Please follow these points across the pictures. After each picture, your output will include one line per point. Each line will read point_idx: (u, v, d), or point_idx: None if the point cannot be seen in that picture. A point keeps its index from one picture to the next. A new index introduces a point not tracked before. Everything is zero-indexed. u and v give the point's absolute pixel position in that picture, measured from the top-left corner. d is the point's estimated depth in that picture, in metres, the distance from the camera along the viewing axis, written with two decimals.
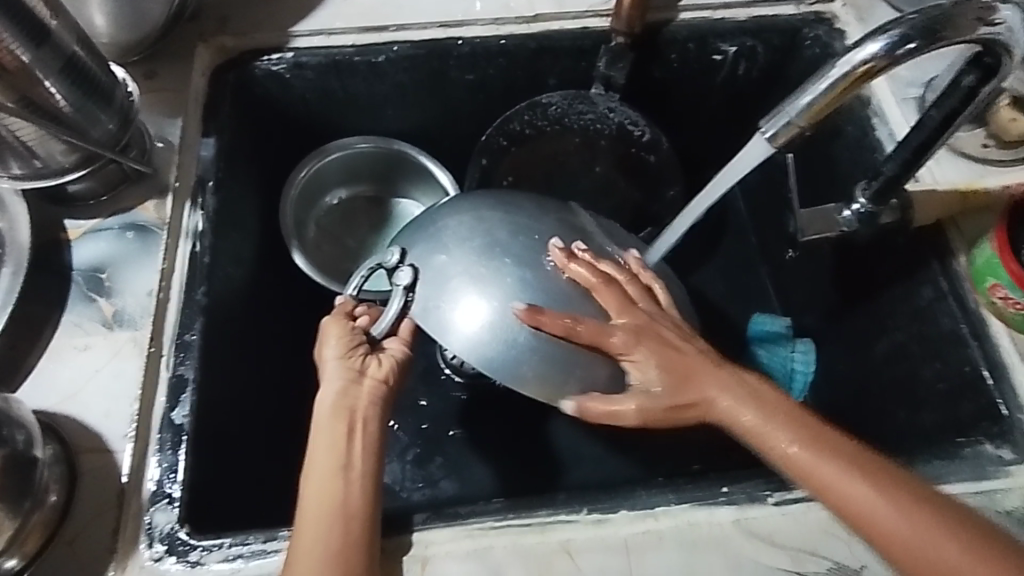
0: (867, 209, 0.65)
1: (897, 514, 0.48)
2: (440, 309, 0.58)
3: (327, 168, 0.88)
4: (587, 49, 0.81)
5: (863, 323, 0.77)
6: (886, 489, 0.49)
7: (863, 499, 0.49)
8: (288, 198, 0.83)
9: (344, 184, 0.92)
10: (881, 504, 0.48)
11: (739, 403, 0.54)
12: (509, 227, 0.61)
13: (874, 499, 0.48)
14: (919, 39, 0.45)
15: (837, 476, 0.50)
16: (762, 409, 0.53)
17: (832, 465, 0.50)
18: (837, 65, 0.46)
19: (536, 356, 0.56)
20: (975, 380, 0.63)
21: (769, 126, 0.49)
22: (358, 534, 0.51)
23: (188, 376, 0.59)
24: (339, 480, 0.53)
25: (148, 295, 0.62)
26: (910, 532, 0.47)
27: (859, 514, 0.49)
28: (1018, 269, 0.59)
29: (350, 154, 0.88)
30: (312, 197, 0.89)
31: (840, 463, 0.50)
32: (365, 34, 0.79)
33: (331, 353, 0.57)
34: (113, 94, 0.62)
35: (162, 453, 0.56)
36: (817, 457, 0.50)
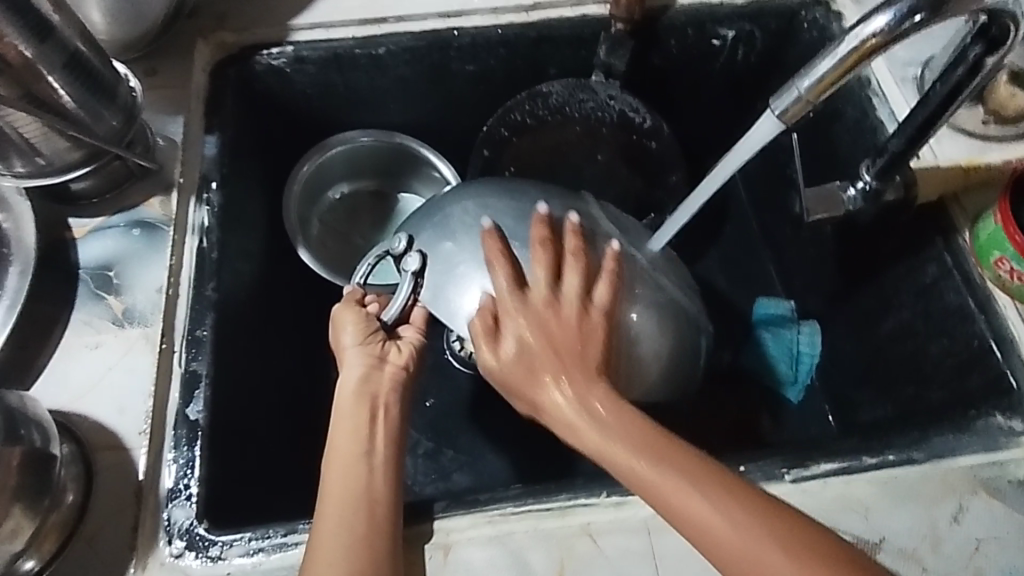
0: (872, 186, 0.65)
1: (736, 531, 0.46)
2: (449, 292, 0.58)
3: (329, 164, 0.88)
4: (587, 37, 0.82)
5: (867, 302, 0.78)
6: (721, 506, 0.47)
7: (699, 513, 0.47)
8: (292, 196, 0.82)
9: (347, 179, 0.91)
10: (717, 524, 0.46)
11: (585, 401, 0.52)
12: (517, 211, 0.61)
13: (716, 528, 0.46)
14: (927, 10, 0.44)
15: (679, 498, 0.47)
16: (608, 414, 0.51)
17: (677, 488, 0.48)
18: (844, 40, 0.46)
19: None
20: (983, 353, 0.64)
21: (778, 102, 0.50)
22: (381, 518, 0.51)
23: (201, 371, 0.59)
24: (361, 466, 0.53)
25: (158, 291, 0.62)
26: (739, 548, 0.45)
27: (691, 528, 0.47)
28: (1023, 239, 0.60)
29: (353, 148, 0.88)
30: (315, 192, 0.88)
31: (690, 484, 0.47)
32: (365, 26, 0.79)
33: (346, 339, 0.59)
34: (116, 89, 0.62)
35: (178, 449, 0.56)
36: (665, 475, 0.48)
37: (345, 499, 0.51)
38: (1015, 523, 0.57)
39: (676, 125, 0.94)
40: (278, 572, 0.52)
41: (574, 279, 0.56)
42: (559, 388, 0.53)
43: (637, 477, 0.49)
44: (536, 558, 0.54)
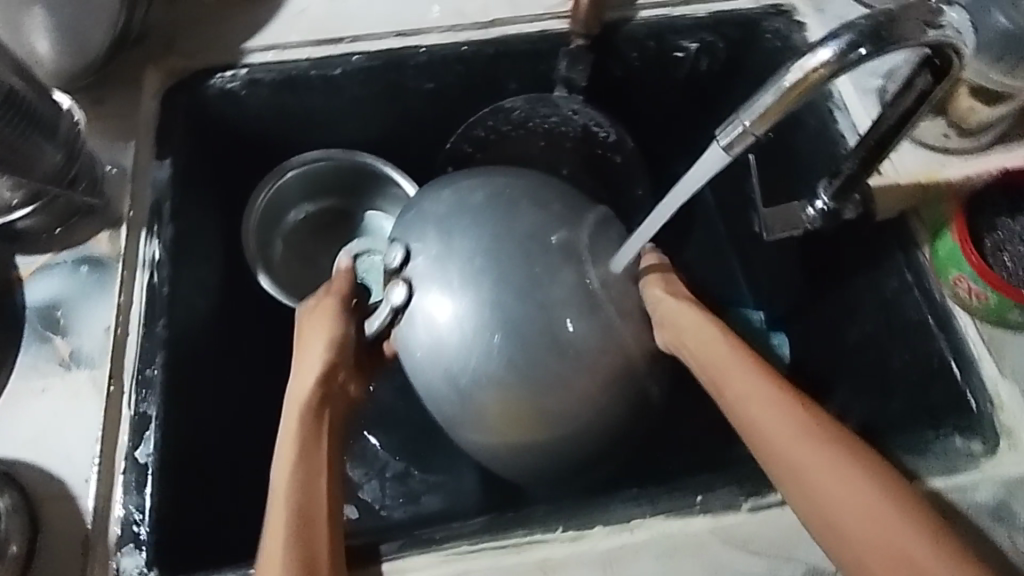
0: (829, 207, 0.64)
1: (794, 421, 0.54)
2: (419, 319, 0.63)
3: (288, 186, 0.86)
4: (545, 52, 0.80)
5: (829, 316, 0.77)
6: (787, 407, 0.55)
7: (770, 409, 0.55)
8: (251, 224, 0.81)
9: (308, 199, 0.89)
10: (791, 418, 0.54)
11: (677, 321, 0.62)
12: (494, 230, 0.63)
13: (801, 453, 0.53)
14: (869, 44, 0.43)
15: (793, 442, 0.53)
16: (693, 331, 0.61)
17: (777, 412, 0.55)
18: (789, 70, 0.45)
19: (504, 362, 0.60)
20: (943, 372, 0.63)
21: (724, 135, 0.48)
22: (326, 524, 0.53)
23: (151, 413, 0.59)
24: (307, 473, 0.55)
25: (105, 331, 0.61)
26: (803, 437, 0.53)
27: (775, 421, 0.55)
28: (979, 260, 0.60)
29: (310, 170, 0.86)
30: (274, 215, 0.87)
31: (778, 401, 0.55)
32: (320, 47, 0.78)
33: (311, 333, 0.64)
34: (56, 124, 0.60)
35: (127, 496, 0.56)
36: (741, 377, 0.58)
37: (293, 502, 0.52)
38: (976, 546, 0.56)
39: (641, 136, 0.93)
40: None
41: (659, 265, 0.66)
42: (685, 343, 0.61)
43: (759, 421, 0.55)
44: None
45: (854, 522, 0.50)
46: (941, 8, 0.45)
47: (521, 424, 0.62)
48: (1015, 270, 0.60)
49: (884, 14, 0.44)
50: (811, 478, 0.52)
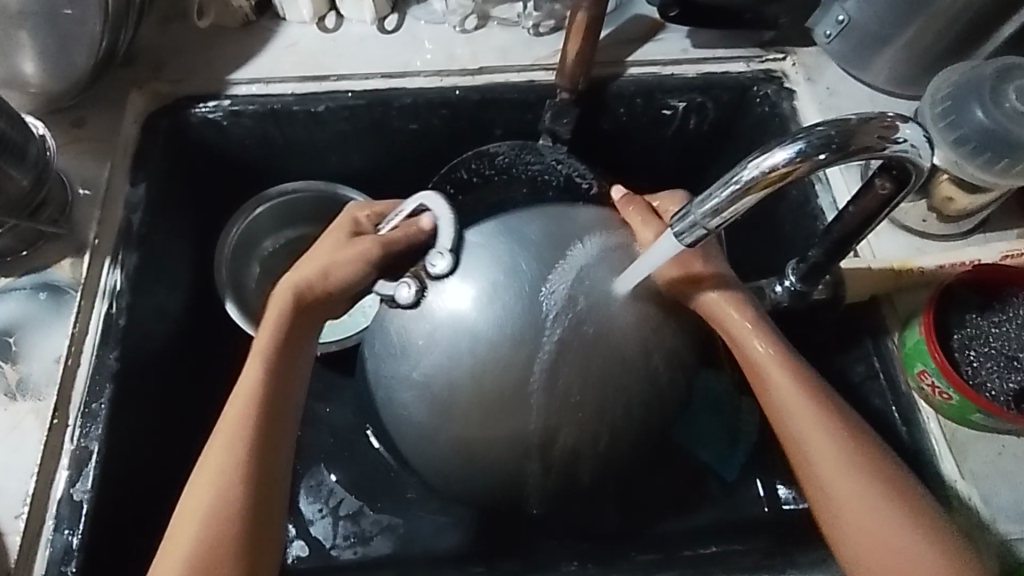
0: (796, 287, 0.63)
1: (844, 452, 0.52)
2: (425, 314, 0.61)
3: (266, 214, 0.85)
4: (531, 102, 0.80)
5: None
6: (842, 436, 0.53)
7: (823, 436, 0.53)
8: (219, 258, 0.81)
9: (287, 225, 0.88)
10: (841, 452, 0.52)
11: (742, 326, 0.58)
12: (541, 239, 0.60)
13: (841, 469, 0.52)
14: (827, 153, 0.41)
15: (836, 472, 0.52)
16: (760, 337, 0.57)
17: (829, 427, 0.53)
18: (741, 174, 0.43)
19: (489, 352, 0.58)
20: (902, 465, 0.62)
21: (680, 226, 0.48)
22: (273, 456, 0.53)
23: (92, 448, 0.58)
24: (268, 400, 0.55)
25: (55, 361, 0.61)
26: (850, 472, 0.52)
27: (821, 451, 0.53)
28: (943, 357, 0.58)
29: (276, 205, 0.84)
30: (251, 243, 0.86)
31: (831, 429, 0.53)
32: (305, 83, 0.78)
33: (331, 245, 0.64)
34: (25, 150, 0.60)
35: (57, 533, 0.55)
36: (798, 395, 0.54)
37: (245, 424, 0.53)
38: None
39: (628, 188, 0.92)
40: None
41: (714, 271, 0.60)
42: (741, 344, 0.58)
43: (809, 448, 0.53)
44: None
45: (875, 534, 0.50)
46: (898, 123, 0.43)
47: (485, 424, 0.59)
48: (980, 370, 0.58)
49: (842, 121, 0.42)
50: (850, 510, 0.51)
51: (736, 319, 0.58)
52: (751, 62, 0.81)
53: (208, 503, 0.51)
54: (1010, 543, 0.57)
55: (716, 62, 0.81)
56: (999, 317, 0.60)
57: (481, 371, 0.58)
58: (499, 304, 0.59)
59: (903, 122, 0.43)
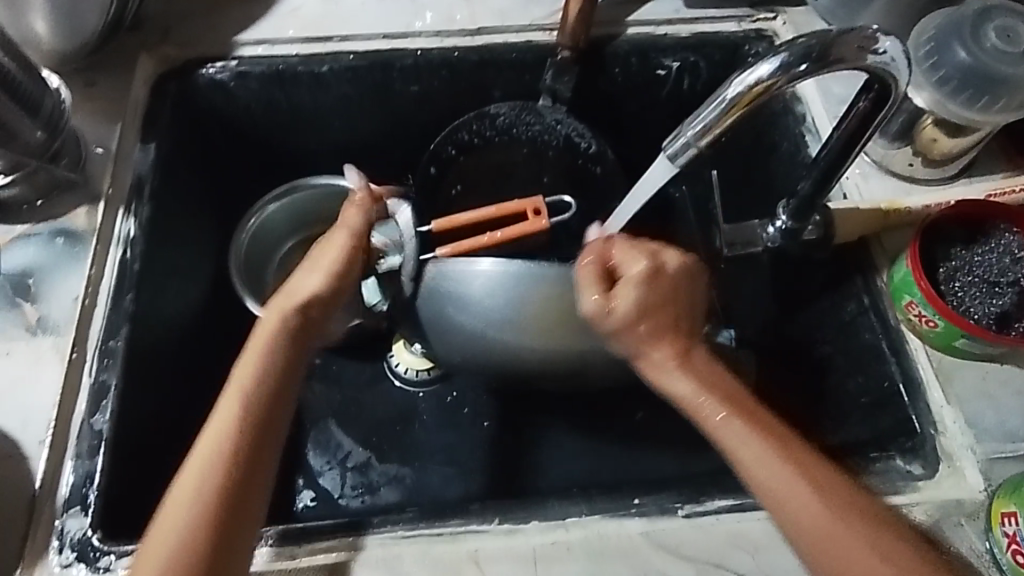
0: (788, 226, 0.66)
1: (805, 487, 0.50)
2: (425, 318, 0.70)
3: (277, 214, 0.85)
4: (529, 61, 0.82)
5: (810, 357, 0.75)
6: (801, 469, 0.51)
7: (775, 473, 0.51)
8: (237, 248, 0.81)
9: (297, 230, 0.88)
10: (801, 491, 0.50)
11: (676, 371, 0.56)
12: (529, 277, 0.65)
13: (796, 486, 0.50)
14: (809, 63, 0.45)
15: (801, 511, 0.50)
16: (696, 381, 0.56)
17: (768, 448, 0.52)
18: (730, 87, 0.47)
19: (467, 350, 0.69)
20: (893, 395, 0.64)
21: (671, 148, 0.51)
22: (246, 481, 0.51)
23: (110, 382, 0.60)
24: (254, 420, 0.53)
25: (74, 300, 0.63)
26: (818, 511, 0.49)
27: (781, 491, 0.50)
28: (929, 286, 0.60)
29: (288, 199, 0.85)
30: (264, 247, 0.86)
31: (789, 464, 0.51)
32: (309, 45, 0.80)
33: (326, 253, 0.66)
34: (41, 102, 0.63)
35: (78, 461, 0.57)
36: (746, 433, 0.53)
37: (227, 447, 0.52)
38: None
39: (625, 152, 0.94)
40: None
41: (673, 297, 0.58)
42: (668, 374, 0.57)
43: (777, 490, 0.51)
44: None
45: (833, 553, 0.48)
46: (878, 35, 0.47)
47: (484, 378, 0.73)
48: (963, 298, 0.61)
49: (822, 34, 0.46)
50: (829, 550, 0.49)
51: (671, 360, 0.57)
52: (742, 21, 0.83)
53: (186, 512, 0.49)
54: (1001, 460, 0.59)
55: (708, 22, 0.83)
56: (984, 247, 0.62)
57: (472, 357, 0.70)
58: (518, 286, 0.65)
59: (880, 37, 0.47)
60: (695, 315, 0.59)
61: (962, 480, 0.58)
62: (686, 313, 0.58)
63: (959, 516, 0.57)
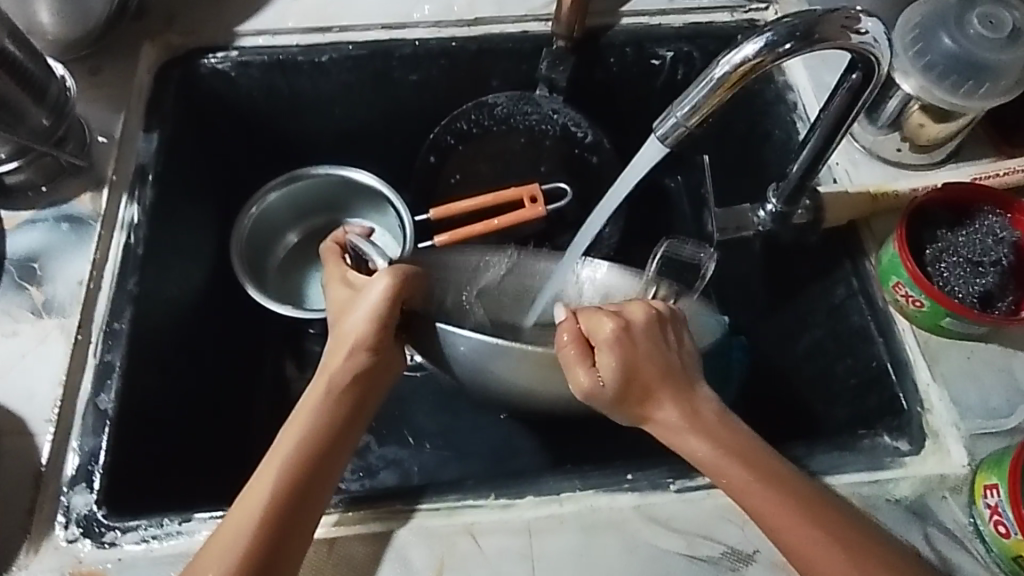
0: (778, 210, 0.68)
1: (823, 540, 0.50)
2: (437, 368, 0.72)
3: (277, 205, 0.87)
4: (526, 51, 0.84)
5: (802, 340, 0.76)
6: (817, 523, 0.51)
7: (791, 529, 0.51)
8: (237, 238, 0.82)
9: (298, 219, 0.90)
10: (819, 547, 0.50)
11: (682, 426, 0.55)
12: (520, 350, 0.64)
13: (814, 543, 0.50)
14: (793, 42, 0.47)
15: (821, 566, 0.50)
16: (706, 437, 0.54)
17: (785, 512, 0.51)
18: (717, 66, 0.48)
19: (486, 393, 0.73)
20: (881, 375, 0.65)
21: (661, 129, 0.53)
22: (307, 533, 0.51)
23: (115, 363, 0.62)
24: (311, 467, 0.53)
25: (78, 283, 0.64)
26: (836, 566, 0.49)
27: (797, 551, 0.50)
28: (915, 266, 0.62)
29: (291, 188, 0.86)
30: (264, 236, 0.87)
31: (803, 520, 0.51)
32: (309, 35, 0.81)
33: (366, 298, 0.61)
34: (47, 88, 0.64)
35: (83, 438, 0.58)
36: (759, 490, 0.52)
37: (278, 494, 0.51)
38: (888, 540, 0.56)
39: (621, 143, 0.95)
40: (168, 558, 0.54)
41: (672, 358, 0.58)
42: (681, 436, 0.55)
43: (795, 548, 0.51)
44: (419, 557, 0.55)
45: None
46: (860, 16, 0.48)
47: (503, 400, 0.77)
48: (949, 278, 0.62)
49: (806, 14, 0.47)
50: None
51: (676, 413, 0.55)
52: (735, 12, 0.84)
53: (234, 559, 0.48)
54: (984, 436, 0.60)
55: (702, 13, 0.84)
56: (969, 229, 0.63)
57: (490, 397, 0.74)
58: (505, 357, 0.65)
59: (864, 17, 0.48)
60: (692, 362, 0.59)
61: (946, 457, 0.60)
62: (684, 371, 0.58)
63: (942, 490, 0.58)
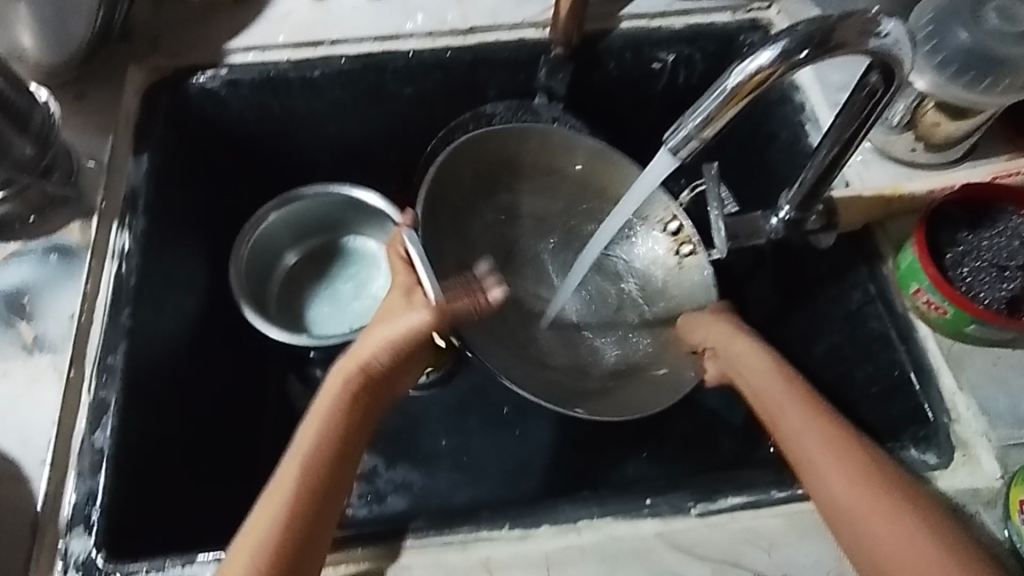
0: (792, 216, 0.65)
1: (863, 485, 0.52)
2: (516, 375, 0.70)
3: (273, 231, 0.85)
4: (523, 60, 0.81)
5: (819, 347, 0.74)
6: (858, 465, 0.53)
7: (831, 472, 0.53)
8: (236, 272, 0.79)
9: (294, 242, 0.88)
10: (856, 492, 0.52)
11: (754, 378, 0.62)
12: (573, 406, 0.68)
13: (855, 487, 0.52)
14: (809, 48, 0.45)
15: (863, 511, 0.51)
16: (770, 385, 0.60)
17: (834, 449, 0.54)
18: (731, 75, 0.46)
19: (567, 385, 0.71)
20: (904, 383, 0.63)
21: (672, 140, 0.50)
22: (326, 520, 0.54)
23: (110, 399, 0.59)
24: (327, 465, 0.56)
25: (70, 317, 0.62)
26: (871, 510, 0.51)
27: (840, 491, 0.52)
28: (937, 272, 0.60)
29: (288, 210, 0.84)
30: (265, 263, 0.85)
31: (848, 463, 0.53)
32: (300, 50, 0.79)
33: (406, 316, 0.62)
34: (29, 117, 0.62)
35: (80, 480, 0.56)
36: (810, 428, 0.56)
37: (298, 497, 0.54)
38: None
39: (621, 148, 0.94)
40: None
41: (733, 334, 0.65)
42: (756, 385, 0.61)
43: (835, 488, 0.53)
44: None
45: (900, 565, 0.49)
46: (880, 18, 0.46)
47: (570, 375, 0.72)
48: (972, 282, 0.60)
49: (821, 19, 0.45)
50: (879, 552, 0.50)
51: (749, 363, 0.63)
52: (737, 12, 0.82)
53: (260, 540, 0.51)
54: (1015, 446, 0.58)
55: (702, 14, 0.82)
56: (991, 232, 0.62)
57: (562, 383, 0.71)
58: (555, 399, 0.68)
59: (883, 19, 0.46)
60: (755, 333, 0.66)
61: (978, 468, 0.58)
62: (743, 338, 0.65)
63: (975, 504, 0.56)
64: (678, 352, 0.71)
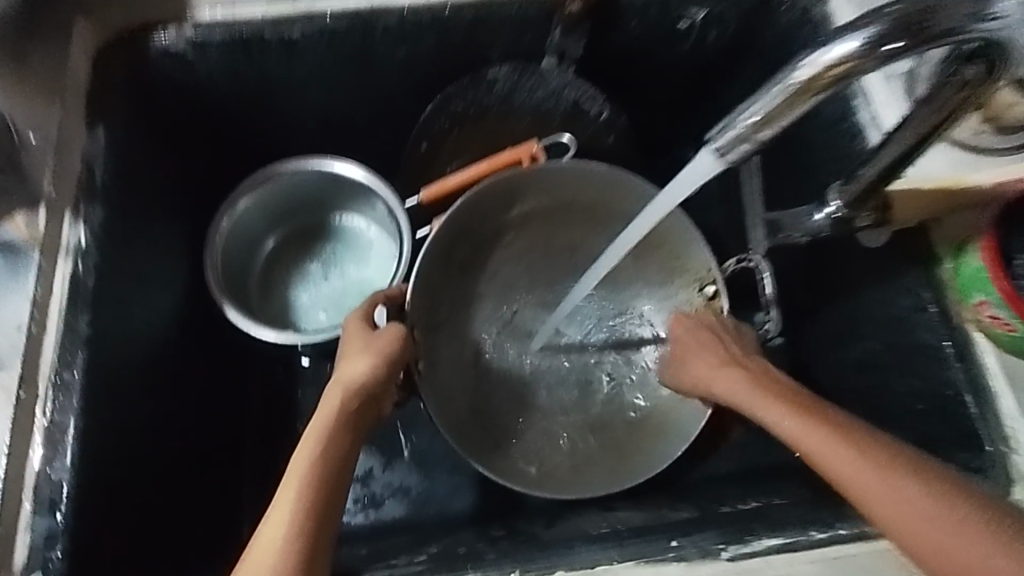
0: (842, 213, 0.57)
1: (908, 488, 0.45)
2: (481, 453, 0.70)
3: (249, 216, 0.76)
4: (534, 18, 0.70)
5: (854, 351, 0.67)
6: (891, 466, 0.47)
7: (869, 482, 0.47)
8: (211, 265, 0.71)
9: (273, 225, 0.80)
10: (904, 497, 0.45)
11: (756, 399, 0.56)
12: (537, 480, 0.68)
13: (899, 491, 0.45)
14: (903, 38, 0.36)
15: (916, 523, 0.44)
16: (772, 405, 0.55)
17: (862, 458, 0.48)
18: (798, 67, 0.37)
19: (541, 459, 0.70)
20: (955, 404, 0.57)
21: (720, 141, 0.42)
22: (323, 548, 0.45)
23: (67, 423, 0.53)
24: (320, 490, 0.48)
25: (17, 330, 0.54)
26: (924, 515, 0.44)
27: (885, 500, 0.46)
28: (1009, 285, 0.52)
29: (263, 192, 0.75)
30: (244, 250, 0.78)
31: (881, 466, 0.47)
32: (276, 4, 0.67)
33: (387, 345, 0.58)
34: None
35: (36, 518, 0.50)
36: (829, 439, 0.50)
37: (292, 528, 0.45)
38: None
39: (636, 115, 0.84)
40: None
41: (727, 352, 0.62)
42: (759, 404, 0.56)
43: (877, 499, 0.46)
44: None
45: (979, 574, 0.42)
46: None
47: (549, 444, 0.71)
48: None
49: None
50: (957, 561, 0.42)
51: (743, 387, 0.58)
52: None
53: None
54: None
55: None
56: None
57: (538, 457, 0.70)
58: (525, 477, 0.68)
59: None
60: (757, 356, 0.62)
61: None
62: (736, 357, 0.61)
63: None
64: (659, 427, 0.70)
